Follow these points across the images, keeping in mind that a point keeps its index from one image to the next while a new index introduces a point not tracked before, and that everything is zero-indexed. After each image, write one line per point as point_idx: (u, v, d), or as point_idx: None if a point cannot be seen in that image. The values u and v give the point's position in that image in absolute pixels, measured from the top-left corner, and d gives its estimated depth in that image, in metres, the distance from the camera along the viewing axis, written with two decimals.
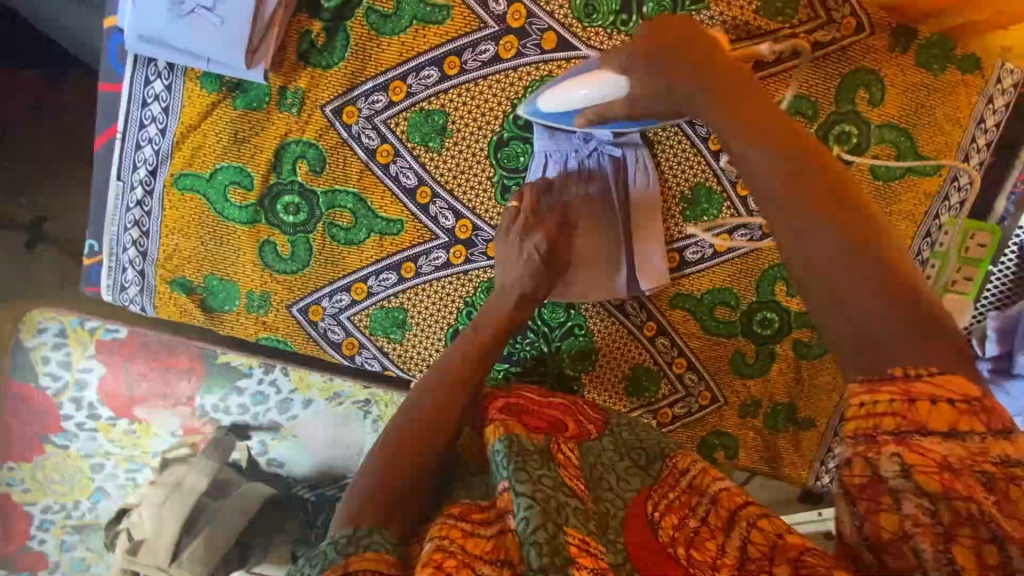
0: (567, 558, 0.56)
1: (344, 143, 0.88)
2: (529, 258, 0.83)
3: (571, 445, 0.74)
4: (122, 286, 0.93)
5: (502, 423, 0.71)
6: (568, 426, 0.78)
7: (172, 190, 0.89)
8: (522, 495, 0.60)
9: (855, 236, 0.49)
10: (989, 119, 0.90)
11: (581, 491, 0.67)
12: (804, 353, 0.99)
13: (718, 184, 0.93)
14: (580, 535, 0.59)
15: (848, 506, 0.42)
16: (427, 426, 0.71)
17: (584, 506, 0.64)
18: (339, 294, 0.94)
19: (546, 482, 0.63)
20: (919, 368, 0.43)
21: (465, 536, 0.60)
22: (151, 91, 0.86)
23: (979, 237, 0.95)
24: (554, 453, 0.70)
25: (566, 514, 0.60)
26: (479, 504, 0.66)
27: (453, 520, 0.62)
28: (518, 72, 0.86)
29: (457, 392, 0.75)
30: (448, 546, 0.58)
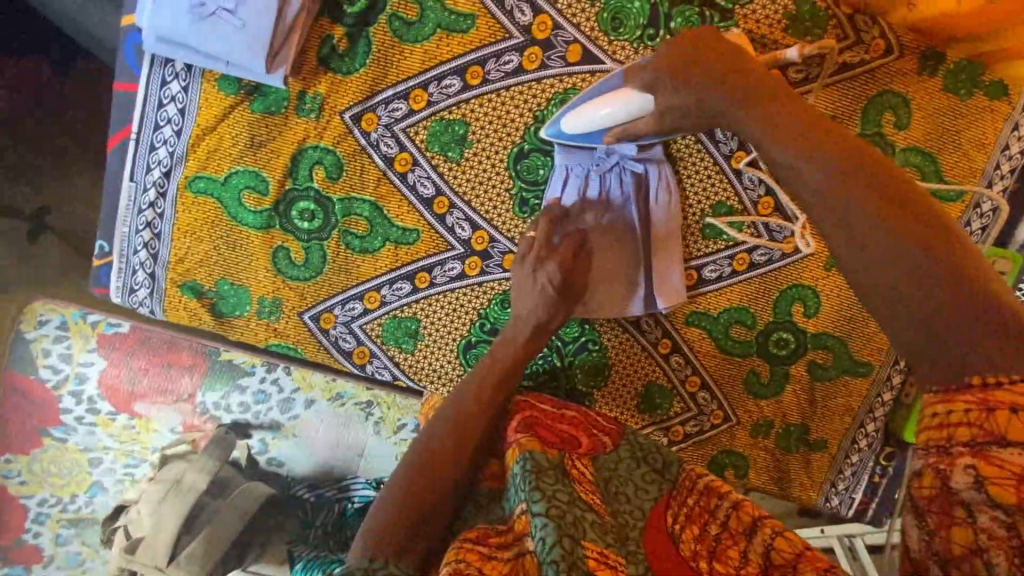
0: (586, 572, 0.56)
1: (362, 151, 0.87)
2: (540, 288, 0.82)
3: (586, 461, 0.74)
4: (132, 288, 0.92)
5: (519, 442, 0.71)
6: (581, 441, 0.77)
7: (186, 193, 0.88)
8: (539, 515, 0.60)
9: (914, 240, 0.54)
10: (1015, 145, 0.89)
11: (598, 504, 0.67)
12: (818, 375, 0.99)
13: (739, 203, 0.92)
14: (599, 548, 0.59)
15: (918, 520, 0.47)
16: (449, 446, 0.74)
17: (601, 520, 0.64)
18: (351, 302, 0.93)
19: (561, 498, 0.63)
20: (1000, 376, 0.46)
21: (483, 560, 0.60)
22: (168, 92, 0.85)
23: (1000, 264, 0.93)
24: (568, 468, 0.70)
25: (583, 528, 0.60)
26: (497, 528, 0.66)
27: (471, 543, 0.62)
28: (541, 84, 0.85)
29: (475, 416, 0.77)
30: (466, 571, 0.57)
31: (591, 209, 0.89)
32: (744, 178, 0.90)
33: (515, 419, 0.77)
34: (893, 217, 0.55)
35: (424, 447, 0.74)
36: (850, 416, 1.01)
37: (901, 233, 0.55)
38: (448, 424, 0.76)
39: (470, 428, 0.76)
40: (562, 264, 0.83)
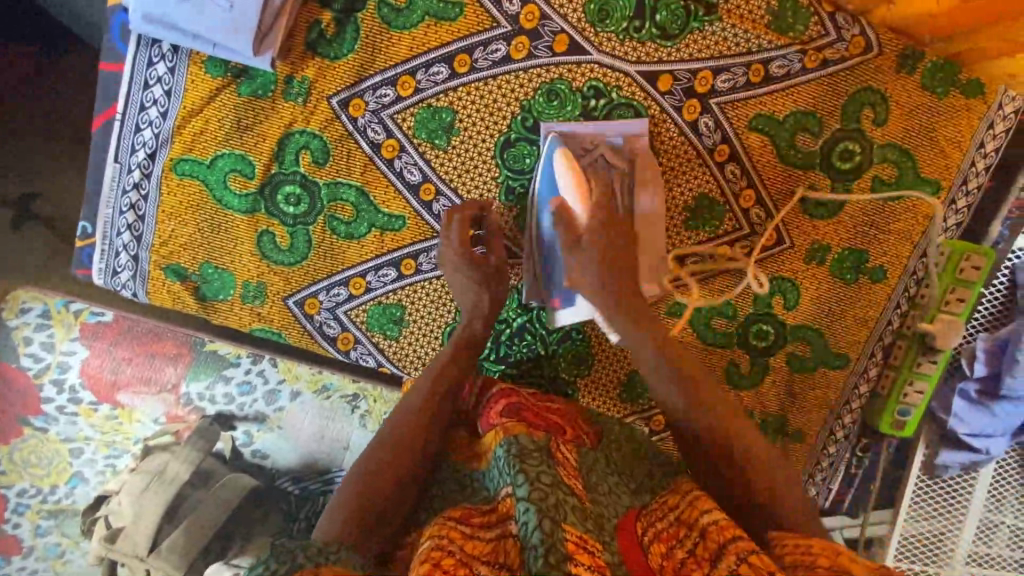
0: (565, 555, 0.55)
1: (350, 136, 0.87)
2: (462, 277, 0.86)
3: (569, 447, 0.75)
4: (115, 270, 0.91)
5: (502, 427, 0.74)
6: (566, 429, 0.80)
7: (171, 176, 0.87)
8: (522, 499, 0.60)
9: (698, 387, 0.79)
10: (989, 144, 0.92)
11: (580, 490, 0.67)
12: (797, 366, 1.01)
13: (722, 194, 0.93)
14: (578, 532, 0.58)
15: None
16: (420, 430, 0.77)
17: (582, 503, 0.63)
18: (337, 288, 0.93)
19: (544, 480, 0.62)
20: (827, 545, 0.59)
21: (465, 538, 0.62)
22: (154, 73, 0.84)
23: (973, 259, 0.95)
24: (553, 452, 0.70)
25: (564, 511, 0.60)
26: (480, 507, 0.68)
27: (453, 523, 0.64)
28: (528, 73, 0.86)
29: (441, 406, 0.80)
30: (448, 546, 0.59)
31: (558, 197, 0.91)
32: (727, 169, 0.92)
33: (500, 404, 0.81)
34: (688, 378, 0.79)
35: (397, 430, 0.77)
36: (827, 408, 1.02)
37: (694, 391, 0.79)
38: (418, 408, 0.79)
39: (441, 412, 0.80)
40: (469, 256, 0.85)
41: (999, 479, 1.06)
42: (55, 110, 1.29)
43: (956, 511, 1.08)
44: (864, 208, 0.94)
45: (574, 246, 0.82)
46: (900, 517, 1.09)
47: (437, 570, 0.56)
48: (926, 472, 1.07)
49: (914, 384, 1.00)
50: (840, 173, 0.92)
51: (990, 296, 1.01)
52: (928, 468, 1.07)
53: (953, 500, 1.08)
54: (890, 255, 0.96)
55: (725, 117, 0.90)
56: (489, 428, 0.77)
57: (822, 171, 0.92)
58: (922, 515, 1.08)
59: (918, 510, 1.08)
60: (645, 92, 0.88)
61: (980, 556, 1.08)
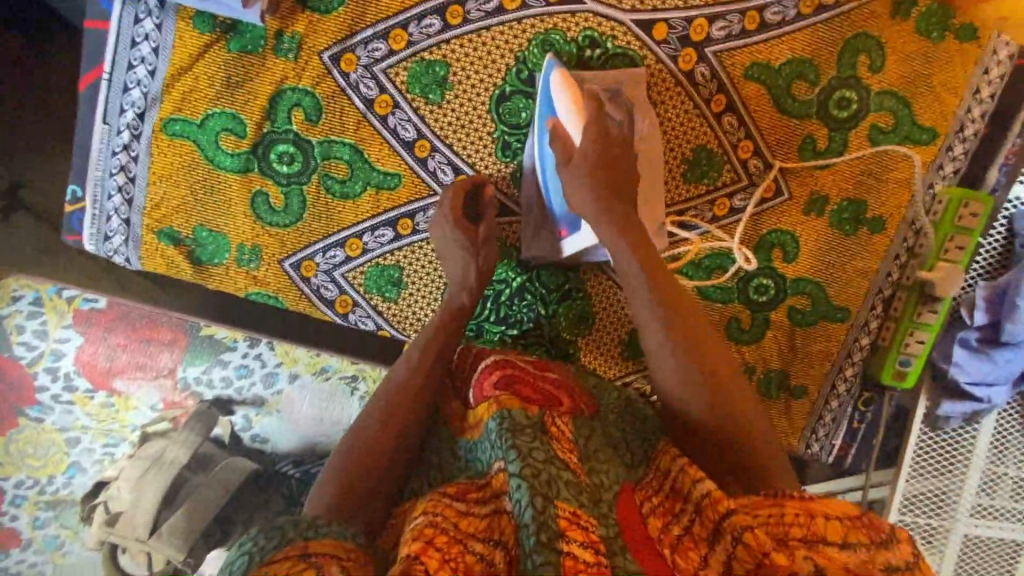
0: (557, 532, 0.55)
1: (342, 92, 0.86)
2: (449, 247, 0.86)
3: (565, 420, 0.72)
4: (107, 236, 0.90)
5: (496, 400, 0.71)
6: (562, 402, 0.76)
7: (161, 136, 0.86)
8: (514, 475, 0.60)
9: (691, 350, 0.77)
10: (985, 90, 0.91)
11: (575, 464, 0.65)
12: (798, 320, 1.01)
13: (720, 147, 0.93)
14: (570, 509, 0.58)
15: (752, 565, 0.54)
16: (407, 403, 0.77)
17: (577, 480, 0.63)
18: (333, 249, 0.92)
19: (536, 456, 0.62)
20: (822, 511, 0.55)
21: (459, 516, 0.61)
22: (141, 30, 0.83)
23: (971, 207, 0.94)
24: (547, 428, 0.68)
25: (557, 488, 0.59)
26: (477, 483, 0.67)
27: (448, 499, 0.64)
28: (521, 24, 0.85)
29: (428, 376, 0.79)
30: (440, 523, 0.59)
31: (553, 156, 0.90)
32: (724, 121, 0.91)
33: (495, 375, 0.76)
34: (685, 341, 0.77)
35: (384, 404, 0.77)
36: (829, 363, 1.02)
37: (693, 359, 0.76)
38: (406, 380, 0.78)
39: (429, 385, 0.78)
40: (457, 220, 0.85)
41: (1001, 430, 1.06)
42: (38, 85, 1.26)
43: (958, 465, 1.08)
44: (863, 157, 0.93)
45: (567, 165, 0.79)
46: (903, 475, 1.10)
47: (429, 547, 0.56)
48: (928, 425, 1.08)
49: (916, 333, 0.99)
50: (836, 123, 0.92)
51: (987, 247, 1.02)
52: (930, 421, 1.08)
53: (955, 452, 1.08)
54: (889, 205, 0.95)
55: (721, 66, 0.89)
56: (482, 400, 0.74)
57: (819, 119, 0.92)
58: (925, 471, 1.09)
59: (921, 466, 1.09)
60: (641, 41, 0.88)
61: (984, 508, 1.08)
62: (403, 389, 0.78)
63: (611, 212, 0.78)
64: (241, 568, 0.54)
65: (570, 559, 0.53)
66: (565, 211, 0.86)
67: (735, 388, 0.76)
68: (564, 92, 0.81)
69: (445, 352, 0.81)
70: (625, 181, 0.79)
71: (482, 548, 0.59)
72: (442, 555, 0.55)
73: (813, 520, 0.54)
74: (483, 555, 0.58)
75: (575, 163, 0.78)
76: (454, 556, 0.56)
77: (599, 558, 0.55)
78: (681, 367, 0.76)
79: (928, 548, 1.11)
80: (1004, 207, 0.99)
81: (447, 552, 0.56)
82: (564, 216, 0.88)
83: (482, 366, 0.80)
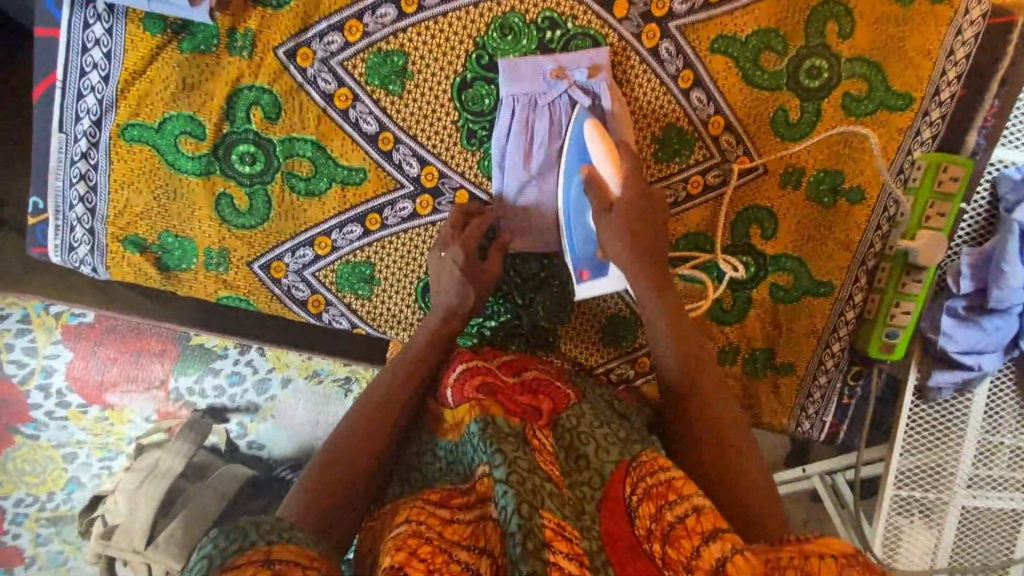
0: (543, 541, 0.54)
1: (300, 87, 0.84)
2: (448, 274, 0.83)
3: (545, 433, 0.71)
4: (72, 246, 0.89)
5: (479, 403, 0.70)
6: (542, 408, 0.74)
7: (119, 143, 0.85)
8: (500, 480, 0.59)
9: (700, 384, 0.79)
10: (959, 51, 0.89)
11: (556, 475, 0.64)
12: (781, 297, 0.99)
13: (690, 124, 0.91)
14: (556, 520, 0.57)
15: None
16: (384, 410, 0.76)
17: (560, 491, 0.62)
18: (303, 248, 0.91)
19: (522, 465, 0.61)
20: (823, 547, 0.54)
21: (443, 524, 0.61)
22: (91, 35, 0.82)
23: (952, 170, 0.91)
24: (528, 438, 0.67)
25: (541, 498, 0.58)
26: (460, 488, 0.67)
27: (432, 507, 0.63)
28: (479, 8, 0.83)
29: (405, 385, 0.79)
30: (425, 532, 0.59)
31: (517, 132, 0.86)
32: (693, 97, 0.89)
33: (475, 381, 0.74)
34: (690, 388, 0.79)
35: (363, 411, 0.76)
36: (816, 337, 1.01)
37: (692, 400, 0.78)
38: (391, 387, 0.79)
39: (408, 394, 0.78)
40: (468, 257, 0.83)
41: (994, 397, 1.05)
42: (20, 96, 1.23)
43: (953, 437, 1.06)
44: (838, 129, 0.91)
45: (607, 212, 0.80)
46: (896, 450, 1.08)
47: (414, 558, 0.55)
48: (920, 396, 1.06)
49: (901, 304, 0.97)
50: (808, 93, 0.90)
51: (973, 208, 1.00)
52: (920, 392, 1.06)
53: (948, 422, 1.06)
54: (867, 173, 0.93)
55: (686, 41, 0.87)
56: (463, 401, 0.73)
57: (790, 91, 0.90)
58: (919, 445, 1.07)
59: (914, 440, 1.07)
60: (602, 19, 0.86)
61: (981, 479, 1.06)
62: (385, 397, 0.78)
63: (636, 236, 0.80)
64: (201, 570, 0.54)
65: (556, 570, 0.52)
66: (590, 253, 0.87)
67: (710, 407, 0.78)
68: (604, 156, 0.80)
69: (427, 360, 0.81)
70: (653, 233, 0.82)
71: (467, 556, 0.58)
72: (426, 565, 0.55)
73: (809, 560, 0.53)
74: (467, 564, 0.57)
75: (616, 213, 0.80)
76: (439, 565, 0.56)
77: (583, 570, 0.54)
78: (680, 380, 0.79)
79: (926, 523, 1.09)
80: (988, 169, 0.97)
81: (432, 562, 0.56)
82: (585, 258, 0.87)
83: (451, 365, 0.79)
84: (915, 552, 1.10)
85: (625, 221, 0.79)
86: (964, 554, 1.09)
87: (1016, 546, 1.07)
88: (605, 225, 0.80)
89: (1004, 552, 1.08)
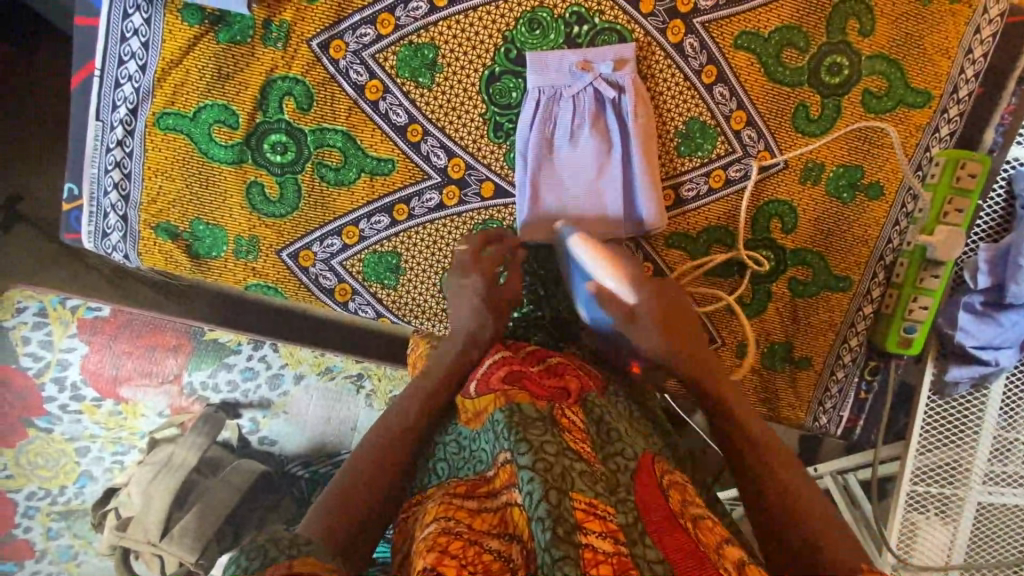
0: (574, 524, 0.54)
1: (332, 79, 0.86)
2: (467, 300, 0.86)
3: (577, 410, 0.72)
4: (104, 232, 0.91)
5: (504, 393, 0.70)
6: (571, 392, 0.75)
7: (154, 131, 0.86)
8: (524, 468, 0.58)
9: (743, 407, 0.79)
10: (977, 49, 0.91)
11: (588, 454, 0.64)
12: (800, 292, 1.00)
13: (712, 118, 0.92)
14: (586, 500, 0.57)
15: None
16: (415, 417, 0.77)
17: (591, 469, 0.62)
18: (330, 238, 0.92)
19: (549, 449, 0.60)
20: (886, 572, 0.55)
21: (472, 515, 0.63)
22: (130, 25, 0.83)
23: (969, 167, 0.93)
24: (557, 420, 0.67)
25: (571, 480, 0.58)
26: (484, 477, 0.67)
27: (459, 501, 0.65)
28: (508, 3, 0.85)
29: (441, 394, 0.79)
30: (454, 528, 0.60)
31: (538, 125, 0.88)
32: (715, 92, 0.91)
33: (502, 371, 0.76)
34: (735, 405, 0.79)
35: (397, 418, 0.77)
36: (833, 331, 1.02)
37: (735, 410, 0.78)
38: (424, 395, 0.79)
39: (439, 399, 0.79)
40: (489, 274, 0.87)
41: (1009, 395, 1.05)
42: (48, 93, 1.26)
43: (968, 433, 1.07)
44: (857, 124, 0.93)
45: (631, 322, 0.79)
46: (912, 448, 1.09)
47: (444, 557, 0.55)
48: (936, 392, 1.07)
49: (919, 298, 0.99)
50: (828, 89, 0.92)
51: (988, 208, 1.01)
52: (937, 386, 1.07)
53: (965, 419, 1.07)
54: (885, 169, 0.95)
55: (709, 37, 0.89)
56: (486, 390, 0.73)
57: (811, 87, 0.91)
58: (934, 442, 1.08)
59: (929, 438, 1.08)
60: (628, 15, 0.87)
61: (997, 475, 1.07)
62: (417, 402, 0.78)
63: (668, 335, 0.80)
64: None
65: (590, 552, 0.52)
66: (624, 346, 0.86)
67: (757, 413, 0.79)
68: (597, 261, 0.82)
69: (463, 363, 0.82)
70: (680, 322, 0.82)
71: (499, 544, 0.59)
72: (459, 561, 0.55)
73: None
74: (499, 552, 0.57)
75: (642, 321, 0.79)
76: (471, 559, 0.55)
77: (618, 547, 0.54)
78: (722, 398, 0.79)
79: (942, 518, 1.10)
80: (1003, 168, 0.99)
81: (463, 556, 0.56)
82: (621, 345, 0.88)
83: (483, 364, 0.81)
84: (931, 548, 1.10)
85: (654, 324, 0.79)
86: (980, 552, 1.09)
87: None
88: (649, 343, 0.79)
89: (1019, 549, 1.08)
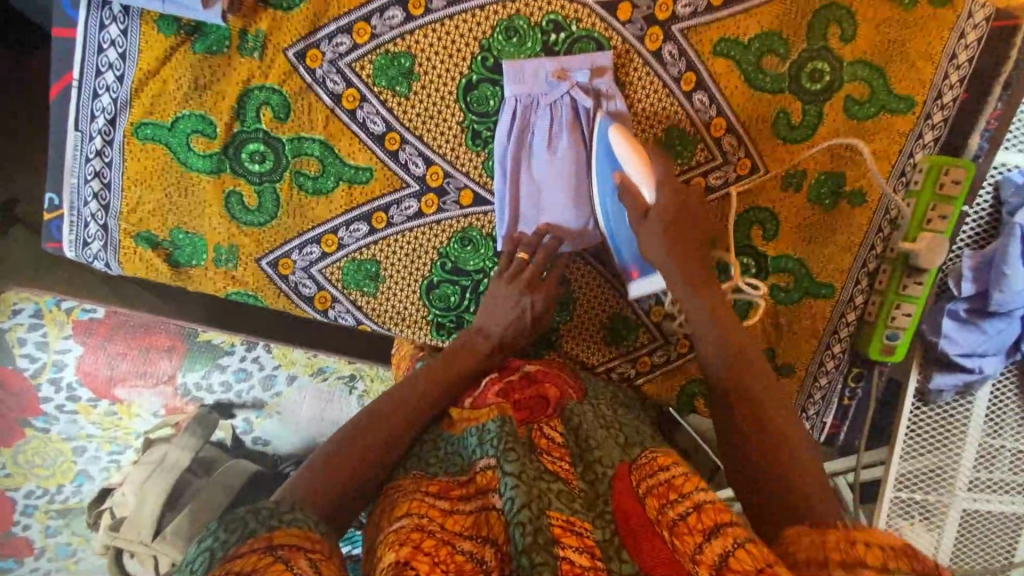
0: (552, 538, 0.55)
1: (309, 88, 0.86)
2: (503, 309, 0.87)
3: (556, 425, 0.73)
4: (85, 241, 0.92)
5: (497, 407, 0.72)
6: (550, 410, 0.75)
7: (133, 141, 0.87)
8: (510, 475, 0.60)
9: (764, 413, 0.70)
10: (961, 55, 0.89)
11: (566, 472, 0.66)
12: (782, 299, 1.00)
13: (692, 126, 0.92)
14: (564, 516, 0.58)
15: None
16: (400, 414, 0.75)
17: (569, 488, 0.63)
18: (309, 246, 0.93)
19: (529, 470, 0.62)
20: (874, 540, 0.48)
21: (444, 515, 0.61)
22: (107, 36, 0.84)
23: (953, 173, 0.92)
24: (535, 441, 0.68)
25: (548, 500, 0.59)
26: (459, 479, 0.67)
27: (431, 499, 0.63)
28: (484, 11, 0.85)
29: (431, 399, 0.79)
30: (427, 526, 0.59)
31: (517, 134, 0.88)
32: (695, 100, 0.90)
33: (494, 386, 0.79)
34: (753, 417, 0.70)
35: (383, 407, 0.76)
36: (816, 338, 1.01)
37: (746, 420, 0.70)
38: (415, 394, 0.78)
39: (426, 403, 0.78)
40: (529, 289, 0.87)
41: (994, 403, 1.05)
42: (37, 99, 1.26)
43: (953, 440, 1.06)
44: (837, 132, 0.92)
45: (642, 220, 0.80)
46: (897, 453, 1.08)
47: (418, 552, 0.54)
48: (920, 399, 1.06)
49: (902, 306, 0.98)
50: (809, 95, 0.91)
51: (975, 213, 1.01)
52: (921, 395, 1.06)
53: (950, 426, 1.06)
54: (869, 176, 0.94)
55: (688, 44, 0.88)
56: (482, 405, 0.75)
57: (792, 93, 0.91)
58: (920, 449, 1.07)
59: (913, 444, 1.08)
60: (606, 22, 0.87)
61: (982, 482, 1.06)
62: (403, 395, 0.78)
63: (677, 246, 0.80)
64: (203, 563, 0.52)
65: (567, 564, 0.53)
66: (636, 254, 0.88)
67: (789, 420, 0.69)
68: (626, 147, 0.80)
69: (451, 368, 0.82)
70: (694, 229, 0.81)
71: (471, 546, 0.58)
72: (432, 559, 0.54)
73: (853, 543, 0.48)
74: (472, 553, 0.57)
75: (653, 221, 0.79)
76: (443, 558, 0.55)
77: (594, 561, 0.54)
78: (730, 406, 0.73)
79: (927, 525, 1.09)
80: (991, 173, 0.98)
81: (437, 555, 0.55)
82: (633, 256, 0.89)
83: (474, 380, 0.82)
84: None
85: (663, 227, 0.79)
86: (964, 557, 1.09)
87: (1016, 549, 1.07)
88: (660, 249, 0.80)
89: (1004, 555, 1.07)
